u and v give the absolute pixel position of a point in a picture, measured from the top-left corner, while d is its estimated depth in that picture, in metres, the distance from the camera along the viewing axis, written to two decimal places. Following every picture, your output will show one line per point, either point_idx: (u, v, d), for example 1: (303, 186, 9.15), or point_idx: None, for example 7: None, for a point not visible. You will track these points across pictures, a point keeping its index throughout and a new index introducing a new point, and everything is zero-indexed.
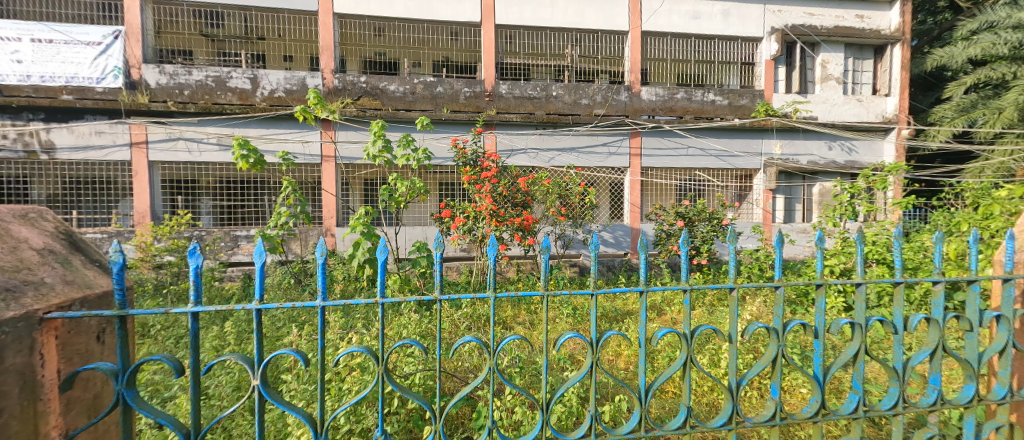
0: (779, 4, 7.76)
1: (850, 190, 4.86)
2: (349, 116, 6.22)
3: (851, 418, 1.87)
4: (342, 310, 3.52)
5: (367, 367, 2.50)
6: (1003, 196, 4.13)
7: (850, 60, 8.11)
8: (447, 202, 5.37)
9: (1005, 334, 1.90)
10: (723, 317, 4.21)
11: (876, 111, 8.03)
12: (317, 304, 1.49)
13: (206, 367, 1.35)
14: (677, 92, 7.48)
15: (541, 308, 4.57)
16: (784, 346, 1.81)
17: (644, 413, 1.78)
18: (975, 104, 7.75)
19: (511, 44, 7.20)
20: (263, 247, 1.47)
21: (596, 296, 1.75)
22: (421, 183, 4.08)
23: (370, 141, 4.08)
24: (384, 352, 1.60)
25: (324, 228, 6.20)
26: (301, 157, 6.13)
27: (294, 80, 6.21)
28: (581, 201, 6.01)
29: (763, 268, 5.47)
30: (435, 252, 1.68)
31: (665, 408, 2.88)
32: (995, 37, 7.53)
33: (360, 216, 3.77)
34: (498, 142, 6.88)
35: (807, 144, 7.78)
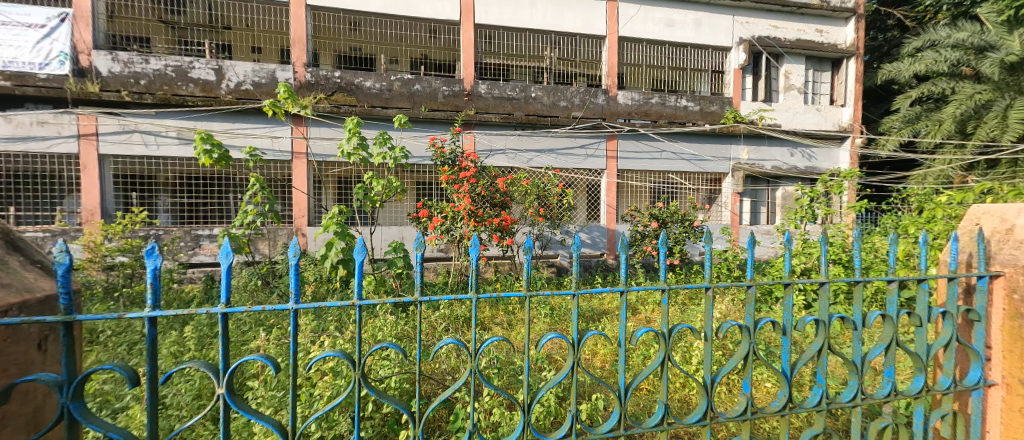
0: (746, 16, 7.99)
1: (809, 194, 5.02)
2: (321, 112, 6.08)
3: (815, 410, 1.89)
4: (313, 313, 3.39)
5: (339, 371, 2.45)
6: (944, 200, 4.36)
7: (810, 71, 8.45)
8: (424, 202, 5.27)
9: (950, 329, 1.95)
10: (695, 315, 4.33)
11: (834, 119, 8.47)
12: (288, 307, 1.40)
13: (164, 376, 1.26)
14: (651, 98, 7.61)
15: (520, 309, 4.53)
16: (755, 343, 1.82)
17: (623, 411, 1.75)
18: (919, 116, 8.16)
19: (490, 44, 7.11)
20: (231, 247, 1.38)
21: (577, 296, 1.73)
22: (399, 182, 3.96)
23: (346, 138, 3.94)
24: (361, 355, 1.51)
25: (294, 228, 6.01)
26: (270, 153, 5.95)
27: (262, 73, 6.02)
28: (558, 202, 6.03)
29: (731, 267, 5.68)
30: (415, 252, 1.61)
31: (641, 405, 2.92)
32: (936, 54, 7.85)
33: (333, 215, 3.60)
34: (477, 142, 6.83)
35: (771, 150, 8.10)
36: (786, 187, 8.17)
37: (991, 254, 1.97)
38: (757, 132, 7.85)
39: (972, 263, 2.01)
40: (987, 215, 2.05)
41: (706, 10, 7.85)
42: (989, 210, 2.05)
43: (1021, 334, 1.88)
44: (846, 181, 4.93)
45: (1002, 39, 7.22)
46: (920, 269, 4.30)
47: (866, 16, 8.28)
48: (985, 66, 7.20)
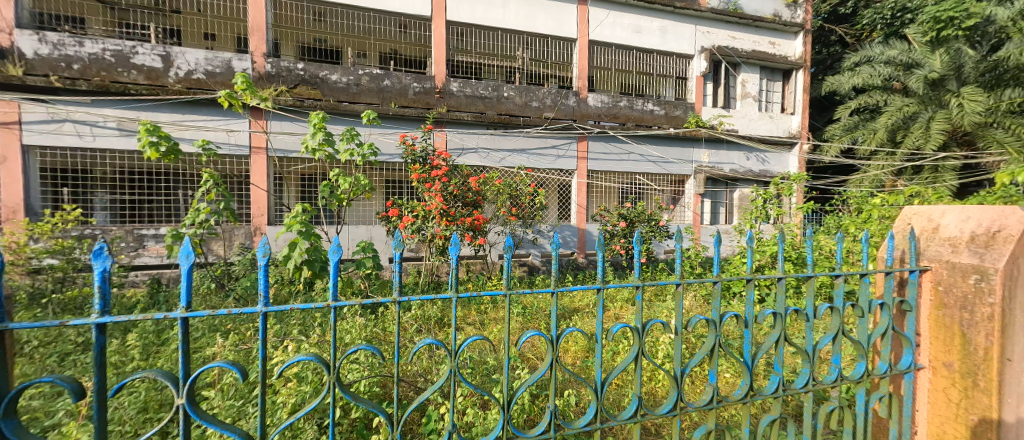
0: (707, 26, 8.44)
1: (763, 195, 5.29)
2: (282, 106, 5.86)
3: (773, 397, 1.93)
4: (275, 317, 3.25)
5: (303, 377, 2.34)
6: (879, 202, 4.71)
7: (764, 81, 9.09)
8: (394, 201, 5.17)
9: (886, 319, 2.02)
10: (662, 311, 4.43)
11: (784, 126, 9.16)
12: (257, 311, 1.25)
13: (117, 386, 1.14)
14: (620, 101, 7.81)
15: (492, 308, 4.51)
16: (721, 336, 1.84)
17: (600, 405, 1.72)
18: (857, 125, 8.88)
19: (461, 42, 7.03)
20: (190, 247, 1.24)
21: (556, 293, 1.69)
22: (367, 180, 3.80)
23: (309, 133, 3.67)
24: (335, 359, 1.39)
25: (252, 228, 5.77)
26: (225, 147, 5.64)
27: (216, 62, 5.73)
28: (530, 201, 6.04)
29: (694, 265, 5.86)
30: (394, 252, 1.54)
31: (616, 400, 2.99)
32: (872, 69, 8.54)
33: (296, 214, 3.46)
34: (449, 140, 6.71)
35: (728, 154, 8.63)
36: (741, 189, 8.65)
37: (920, 250, 2.07)
38: (717, 137, 8.33)
39: (905, 259, 2.08)
40: (917, 216, 2.17)
41: (671, 18, 8.16)
42: (920, 211, 2.18)
43: (946, 322, 1.97)
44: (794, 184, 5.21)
45: (926, 58, 8.03)
46: (861, 264, 4.60)
47: (813, 32, 9.08)
48: (914, 81, 7.99)
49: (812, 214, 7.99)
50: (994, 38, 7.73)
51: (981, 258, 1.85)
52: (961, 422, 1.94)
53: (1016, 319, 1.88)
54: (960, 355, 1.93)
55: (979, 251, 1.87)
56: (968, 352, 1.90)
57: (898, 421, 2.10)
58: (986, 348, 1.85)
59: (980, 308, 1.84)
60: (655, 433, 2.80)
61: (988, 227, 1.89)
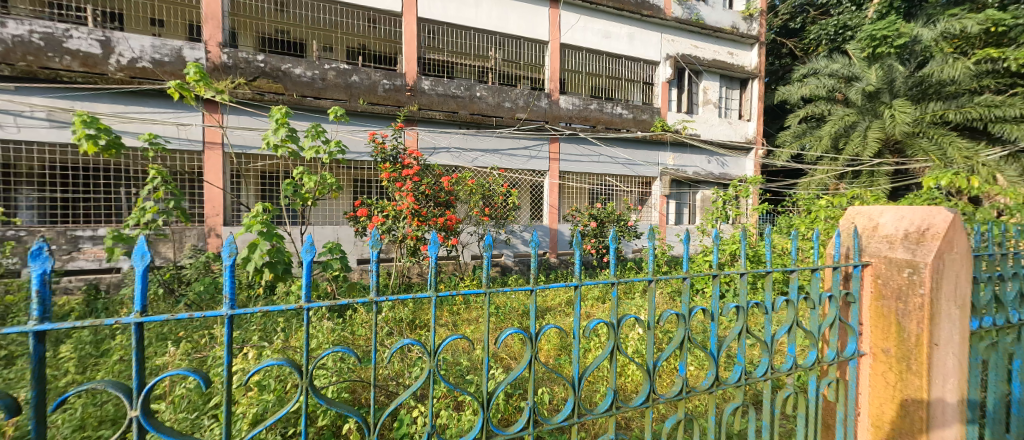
0: (672, 34, 8.74)
1: (724, 196, 5.53)
2: (239, 100, 5.63)
3: (736, 386, 1.94)
4: (234, 323, 3.08)
5: (266, 386, 2.22)
6: (825, 204, 5.02)
7: (724, 88, 9.56)
8: (363, 201, 5.02)
9: (834, 311, 2.03)
10: (634, 308, 4.50)
11: (741, 132, 9.62)
12: (222, 314, 1.10)
13: (63, 396, 0.99)
14: (591, 104, 7.94)
15: (465, 309, 4.45)
16: (690, 330, 1.83)
17: (577, 400, 1.65)
18: (805, 132, 9.55)
19: (432, 40, 6.88)
20: (146, 247, 1.05)
21: (535, 290, 1.63)
22: (333, 178, 3.68)
23: (271, 128, 3.45)
24: (310, 363, 1.20)
25: (205, 228, 5.46)
26: (174, 141, 5.33)
27: (164, 50, 5.39)
28: (503, 202, 6.04)
29: (662, 263, 6.00)
30: (370, 251, 1.43)
31: (593, 394, 3.04)
32: (817, 82, 9.32)
33: (257, 213, 3.11)
34: (420, 140, 6.55)
35: (691, 157, 8.97)
36: (704, 191, 9.09)
37: (861, 247, 2.14)
38: (682, 141, 8.66)
39: (850, 255, 2.11)
40: (859, 216, 2.23)
41: (638, 25, 8.40)
42: (861, 211, 2.23)
43: (884, 312, 2.06)
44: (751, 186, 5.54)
45: (864, 72, 8.87)
46: (811, 261, 4.90)
47: (766, 45, 9.62)
48: (853, 93, 8.78)
49: (765, 215, 8.31)
50: (920, 56, 8.61)
51: (913, 253, 1.95)
52: (894, 404, 2.01)
53: (943, 308, 1.99)
54: (897, 342, 2.01)
55: (911, 247, 1.97)
56: (902, 339, 1.99)
57: (843, 404, 2.11)
58: (917, 335, 1.95)
59: (913, 298, 1.94)
60: (626, 426, 2.88)
61: (920, 226, 1.99)
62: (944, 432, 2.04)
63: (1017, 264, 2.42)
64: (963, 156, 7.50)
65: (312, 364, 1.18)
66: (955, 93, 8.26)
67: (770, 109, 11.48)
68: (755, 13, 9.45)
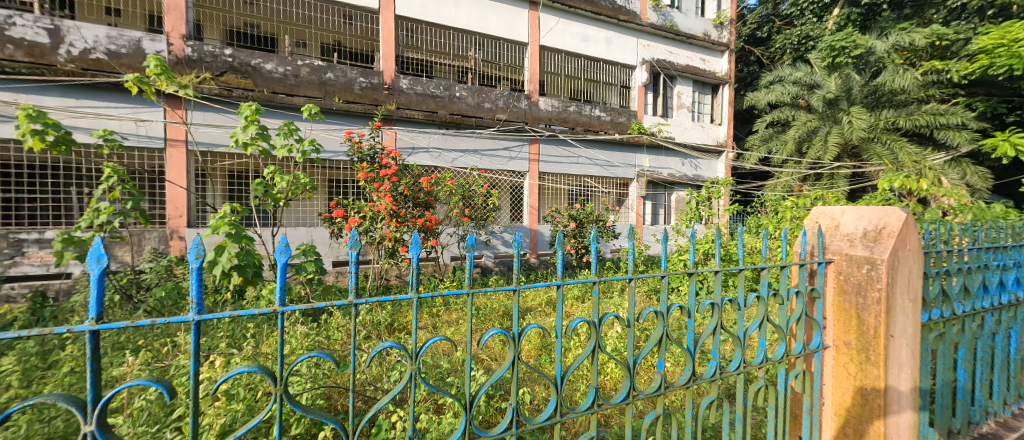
0: (648, 40, 8.86)
1: (698, 197, 5.65)
2: (206, 96, 5.39)
3: (712, 381, 1.92)
4: (199, 330, 2.94)
5: (234, 395, 2.12)
6: (792, 205, 5.21)
7: (697, 93, 9.75)
8: (338, 201, 4.90)
9: (801, 306, 2.07)
10: (614, 307, 4.53)
11: (713, 136, 9.86)
12: (188, 320, 1.01)
13: (4, 413, 0.90)
14: (569, 106, 8.00)
15: (445, 311, 4.39)
16: (668, 327, 1.82)
17: (560, 399, 1.61)
18: (771, 136, 9.84)
19: (410, 38, 6.75)
20: (102, 249, 0.93)
21: (518, 289, 1.59)
22: (307, 179, 3.58)
23: (240, 125, 3.30)
24: (283, 369, 1.12)
25: (167, 230, 5.24)
26: (132, 138, 5.05)
27: (121, 41, 5.09)
28: (483, 202, 6.01)
29: (641, 263, 6.06)
30: (350, 253, 1.32)
31: (574, 392, 3.05)
32: (783, 88, 9.69)
33: (224, 214, 2.78)
34: (398, 139, 6.42)
35: (667, 160, 9.12)
36: (678, 192, 9.27)
37: (825, 245, 2.19)
38: (658, 143, 8.79)
39: (815, 253, 2.15)
40: (822, 216, 2.29)
41: (615, 29, 8.49)
42: (824, 211, 2.29)
43: (845, 306, 2.11)
44: (722, 188, 5.70)
45: (825, 80, 9.27)
46: (781, 259, 5.03)
47: (735, 52, 9.91)
48: (814, 100, 9.25)
49: (736, 215, 8.52)
50: (874, 66, 8.94)
51: (871, 251, 2.01)
52: (855, 392, 2.08)
53: (899, 301, 2.06)
54: (857, 334, 2.06)
55: (869, 245, 2.03)
56: (862, 331, 2.05)
57: (809, 395, 2.15)
58: (875, 327, 2.00)
59: (871, 292, 2.00)
60: (606, 424, 2.88)
61: (877, 225, 2.06)
62: (900, 419, 2.11)
63: (961, 260, 2.46)
64: (912, 160, 8.01)
65: (288, 370, 1.09)
66: (906, 102, 8.74)
67: (740, 114, 11.82)
68: (725, 21, 9.74)
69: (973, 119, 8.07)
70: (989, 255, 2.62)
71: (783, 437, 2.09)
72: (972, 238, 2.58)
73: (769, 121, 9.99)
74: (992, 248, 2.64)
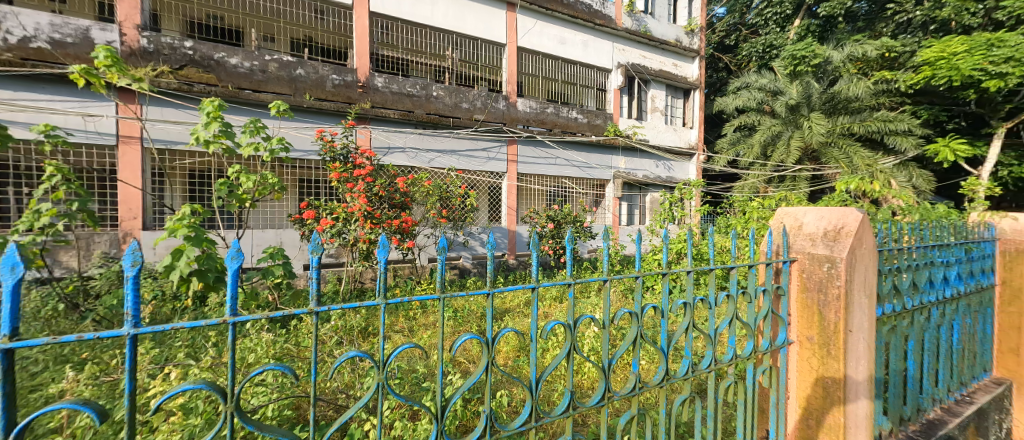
0: (623, 44, 8.98)
1: (670, 198, 5.76)
2: (161, 89, 5.09)
3: (686, 380, 1.91)
4: (154, 340, 2.77)
5: (191, 409, 2.00)
6: (758, 206, 5.36)
7: (670, 97, 9.92)
8: (309, 202, 4.75)
9: (767, 303, 2.11)
10: (590, 307, 4.55)
11: (685, 139, 10.07)
12: (123, 333, 0.90)
13: None
14: (547, 108, 8.03)
15: (422, 314, 4.32)
16: (642, 327, 1.80)
17: (534, 403, 1.56)
18: (739, 140, 10.07)
19: (386, 36, 6.60)
20: (17, 256, 0.82)
21: (491, 292, 1.53)
22: (275, 179, 3.44)
23: (202, 123, 3.15)
24: (234, 385, 1.02)
25: (120, 233, 4.97)
26: (78, 134, 4.75)
27: (67, 30, 4.77)
28: (461, 203, 5.95)
29: (617, 262, 6.10)
30: (311, 258, 1.22)
31: (548, 394, 3.07)
32: (749, 94, 9.98)
33: (184, 216, 2.64)
34: (373, 138, 6.29)
35: (642, 161, 9.26)
36: (652, 193, 9.44)
37: (789, 245, 2.24)
38: (633, 146, 8.93)
39: (780, 252, 2.19)
40: (786, 216, 2.34)
41: (592, 33, 8.56)
42: (787, 211, 2.33)
43: (808, 303, 2.16)
44: (694, 189, 5.84)
45: (787, 87, 9.61)
46: (748, 258, 5.15)
47: (705, 59, 10.18)
48: (778, 106, 9.56)
49: (708, 215, 8.73)
50: (832, 75, 9.42)
51: (831, 249, 2.07)
52: (817, 385, 2.12)
53: (858, 298, 2.12)
54: (819, 330, 2.11)
55: (830, 244, 2.08)
56: (823, 327, 2.09)
57: (775, 390, 2.19)
58: (835, 323, 2.06)
59: (831, 289, 2.05)
60: (582, 424, 2.89)
61: (837, 225, 2.11)
62: (860, 412, 2.17)
63: (910, 257, 2.54)
64: (865, 163, 8.48)
65: (241, 385, 1.02)
66: (859, 109, 9.16)
67: (710, 118, 12.12)
68: (696, 29, 10.00)
69: (918, 125, 8.56)
70: (934, 252, 2.72)
71: (752, 432, 2.11)
72: (919, 236, 2.68)
73: (737, 125, 10.24)
74: (937, 246, 2.73)
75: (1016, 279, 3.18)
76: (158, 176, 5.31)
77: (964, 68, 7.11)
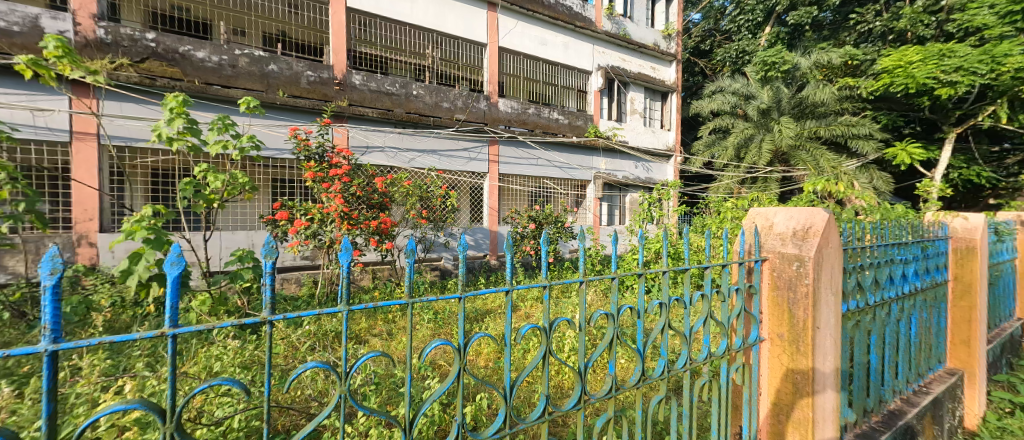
0: (602, 46, 9.05)
1: (649, 198, 5.82)
2: (120, 83, 4.86)
3: (662, 380, 1.90)
4: (110, 349, 2.60)
5: (149, 424, 1.88)
6: (732, 206, 5.46)
7: (648, 100, 10.04)
8: (282, 202, 4.61)
9: (740, 302, 2.12)
10: (569, 308, 4.56)
11: (663, 141, 10.21)
12: (40, 349, 0.80)
13: None
14: (528, 108, 8.02)
15: (400, 316, 4.25)
16: (619, 328, 1.78)
17: (509, 409, 1.51)
18: (714, 142, 10.28)
19: (364, 32, 6.47)
20: None
21: (463, 298, 1.42)
22: (245, 178, 3.31)
23: (165, 119, 3.00)
24: (173, 405, 0.89)
25: (74, 235, 4.73)
26: (26, 130, 4.49)
27: (14, 17, 4.48)
28: (441, 204, 5.88)
29: (596, 262, 6.12)
30: (264, 263, 1.10)
31: (525, 396, 3.05)
32: (723, 97, 10.17)
33: (145, 217, 2.51)
34: (351, 137, 6.16)
35: (622, 162, 9.34)
36: (632, 194, 9.54)
37: (760, 244, 2.26)
38: (613, 147, 9.00)
39: (751, 251, 2.21)
40: (757, 216, 2.36)
41: (572, 35, 8.60)
42: (759, 211, 2.35)
43: (779, 301, 2.19)
44: (671, 190, 5.93)
45: (758, 91, 9.85)
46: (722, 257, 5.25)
47: (682, 63, 10.35)
48: (750, 109, 9.78)
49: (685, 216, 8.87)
50: (800, 81, 9.65)
51: (800, 249, 2.10)
52: (787, 381, 2.15)
53: (825, 295, 2.16)
54: (789, 327, 2.14)
55: (798, 243, 2.12)
56: (793, 324, 2.12)
57: (748, 386, 2.20)
58: (804, 320, 2.09)
59: (800, 287, 2.09)
60: (561, 425, 2.87)
61: (806, 224, 2.14)
62: (829, 406, 2.21)
63: (873, 255, 2.60)
64: (830, 166, 8.74)
65: (182, 406, 0.89)
66: (825, 114, 9.55)
67: (686, 121, 12.32)
68: (673, 33, 10.16)
69: (878, 130, 8.96)
70: (893, 250, 2.79)
71: (725, 429, 2.13)
72: (880, 235, 2.75)
73: (711, 128, 10.44)
74: (896, 244, 2.80)
75: (967, 274, 3.31)
76: (117, 175, 5.08)
77: (919, 76, 7.52)
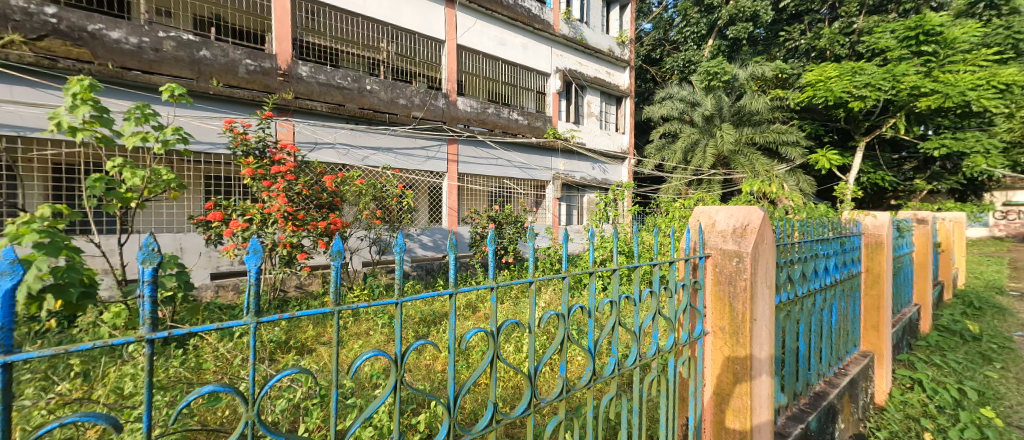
0: (560, 50, 9.14)
1: (605, 198, 5.92)
2: (9, 62, 4.26)
3: (611, 378, 1.88)
4: None
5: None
6: (680, 206, 5.65)
7: (603, 104, 10.23)
8: (216, 202, 4.28)
9: (685, 297, 2.14)
10: (524, 308, 4.54)
11: (618, 144, 10.44)
12: None
13: None
14: (488, 108, 7.96)
15: (350, 322, 4.06)
16: (570, 328, 1.71)
17: (453, 420, 1.39)
18: (665, 145, 10.64)
19: (312, 21, 6.13)
20: None
21: (403, 303, 1.24)
22: (170, 176, 3.01)
23: (65, 104, 2.64)
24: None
25: None
26: None
27: None
28: (397, 204, 5.68)
29: (553, 262, 6.14)
30: (141, 269, 0.91)
31: (477, 401, 2.97)
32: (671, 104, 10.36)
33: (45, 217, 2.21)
34: (298, 132, 5.83)
35: (579, 164, 9.47)
36: (589, 194, 9.69)
37: (704, 241, 2.29)
38: (571, 149, 9.11)
39: (695, 248, 2.25)
40: (701, 215, 2.39)
41: (531, 36, 8.60)
42: (702, 210, 2.39)
43: (721, 295, 2.23)
44: (626, 190, 6.06)
45: (703, 99, 10.18)
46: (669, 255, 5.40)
47: (635, 69, 10.65)
48: (695, 116, 10.09)
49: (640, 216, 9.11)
50: (738, 91, 10.20)
51: (739, 245, 2.15)
52: (727, 371, 2.19)
53: (762, 288, 2.22)
54: (730, 320, 2.18)
55: (738, 240, 2.17)
56: (733, 317, 2.17)
57: (692, 378, 2.23)
58: (743, 313, 2.14)
59: (740, 281, 2.14)
60: (514, 429, 2.80)
61: (746, 222, 2.19)
62: (765, 393, 2.28)
63: (801, 251, 2.72)
64: (765, 169, 9.27)
65: None
66: (760, 121, 10.01)
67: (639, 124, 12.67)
68: (627, 40, 10.42)
69: (803, 138, 9.68)
70: (818, 246, 2.93)
71: (673, 422, 2.15)
72: (808, 232, 2.89)
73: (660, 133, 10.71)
74: (821, 240, 2.96)
75: (876, 266, 3.58)
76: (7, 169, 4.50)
77: (835, 90, 8.31)
